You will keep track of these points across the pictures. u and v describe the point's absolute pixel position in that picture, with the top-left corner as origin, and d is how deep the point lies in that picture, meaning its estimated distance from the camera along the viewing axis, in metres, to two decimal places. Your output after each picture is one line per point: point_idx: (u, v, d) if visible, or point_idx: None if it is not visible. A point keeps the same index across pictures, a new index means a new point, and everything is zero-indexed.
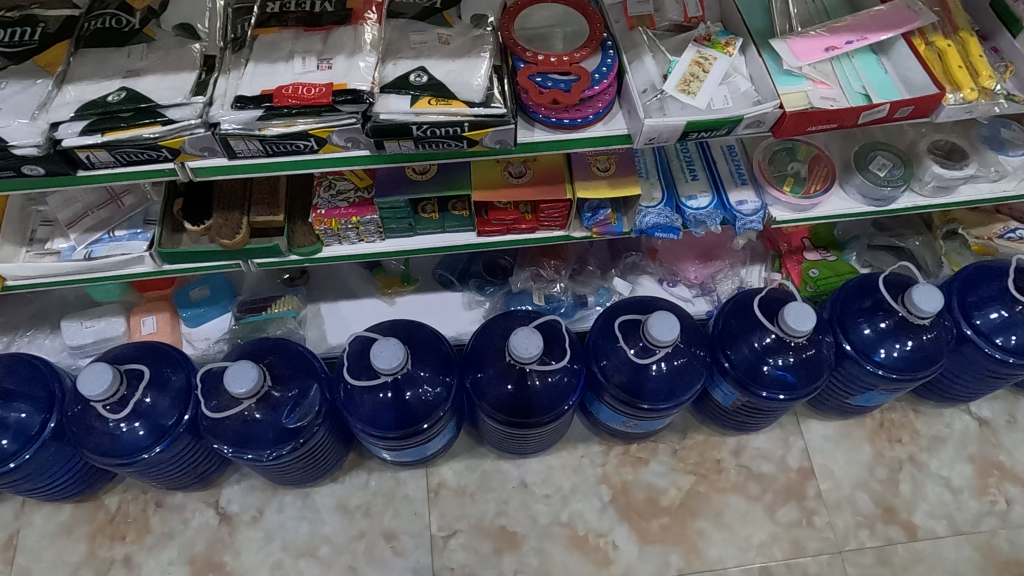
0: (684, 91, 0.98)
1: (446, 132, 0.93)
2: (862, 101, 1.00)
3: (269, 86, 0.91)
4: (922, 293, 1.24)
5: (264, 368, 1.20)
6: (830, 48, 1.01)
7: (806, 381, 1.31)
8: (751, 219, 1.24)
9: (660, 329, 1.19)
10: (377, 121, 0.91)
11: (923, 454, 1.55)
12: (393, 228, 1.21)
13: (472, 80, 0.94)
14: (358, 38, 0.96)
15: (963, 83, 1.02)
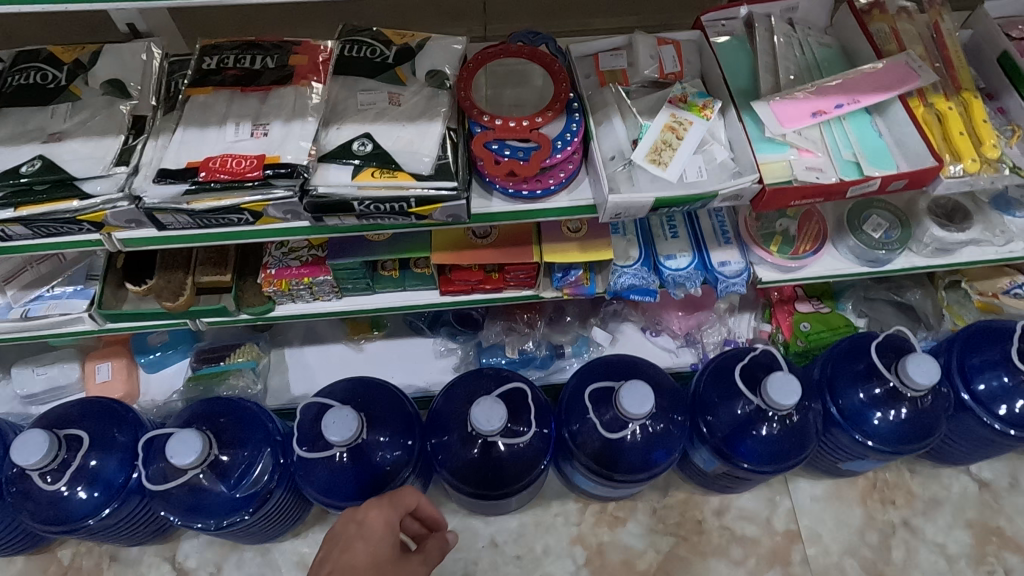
0: (655, 161, 0.89)
1: (391, 207, 0.86)
2: (853, 172, 0.92)
3: (196, 157, 0.83)
4: (917, 364, 1.15)
5: (210, 435, 1.13)
6: (818, 112, 0.92)
7: (791, 451, 1.23)
8: (735, 281, 1.15)
9: (632, 401, 1.12)
10: (315, 196, 0.83)
11: (917, 518, 1.47)
12: (349, 287, 1.13)
13: (422, 150, 0.87)
14: (299, 100, 0.88)
15: (964, 152, 0.92)
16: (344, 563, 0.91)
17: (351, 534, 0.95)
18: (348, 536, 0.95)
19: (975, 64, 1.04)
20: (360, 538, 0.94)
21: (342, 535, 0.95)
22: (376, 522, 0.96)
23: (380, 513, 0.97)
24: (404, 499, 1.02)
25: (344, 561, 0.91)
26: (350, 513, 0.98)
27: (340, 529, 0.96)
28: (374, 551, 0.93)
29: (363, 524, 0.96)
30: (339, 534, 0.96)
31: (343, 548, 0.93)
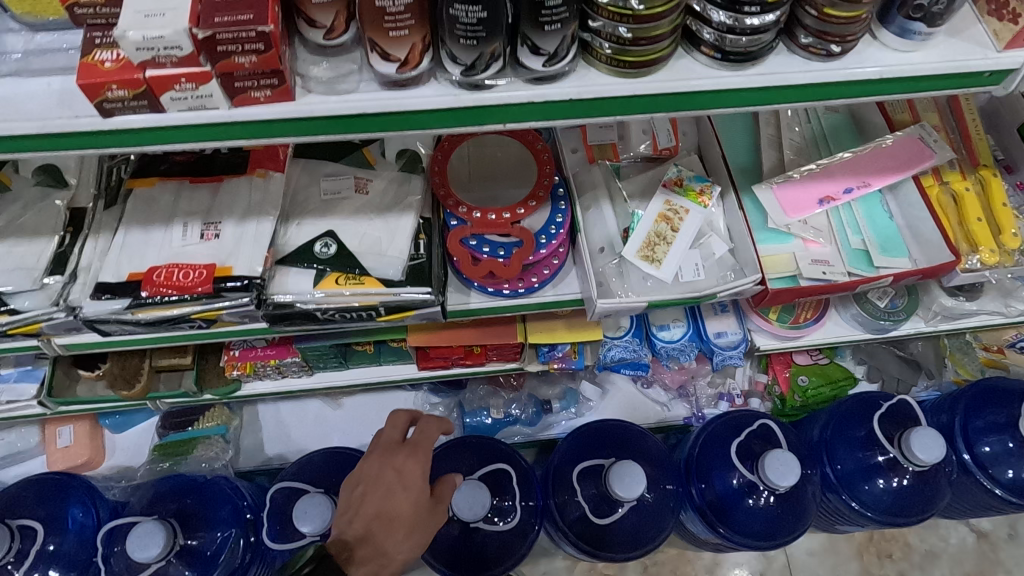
0: (647, 258, 0.81)
1: (359, 314, 0.79)
2: (862, 262, 0.86)
3: (139, 268, 0.74)
4: (921, 440, 1.10)
5: (173, 524, 1.05)
6: (826, 199, 0.84)
7: (787, 522, 1.17)
8: (731, 353, 1.09)
9: (620, 479, 1.06)
10: (273, 306, 0.76)
11: (914, 571, 1.43)
12: (321, 365, 1.05)
13: (390, 249, 0.78)
14: (254, 193, 0.79)
15: (982, 240, 0.86)
16: (384, 515, 0.86)
17: (386, 481, 0.88)
18: (383, 483, 0.88)
19: (992, 131, 0.97)
20: (398, 488, 0.87)
21: (377, 481, 0.88)
22: (412, 470, 0.88)
23: (414, 461, 0.89)
24: (428, 432, 0.92)
25: (384, 514, 0.86)
26: (384, 453, 0.90)
27: (372, 471, 0.89)
28: (412, 501, 0.87)
29: (399, 472, 0.88)
30: (371, 477, 0.88)
31: (381, 495, 0.87)
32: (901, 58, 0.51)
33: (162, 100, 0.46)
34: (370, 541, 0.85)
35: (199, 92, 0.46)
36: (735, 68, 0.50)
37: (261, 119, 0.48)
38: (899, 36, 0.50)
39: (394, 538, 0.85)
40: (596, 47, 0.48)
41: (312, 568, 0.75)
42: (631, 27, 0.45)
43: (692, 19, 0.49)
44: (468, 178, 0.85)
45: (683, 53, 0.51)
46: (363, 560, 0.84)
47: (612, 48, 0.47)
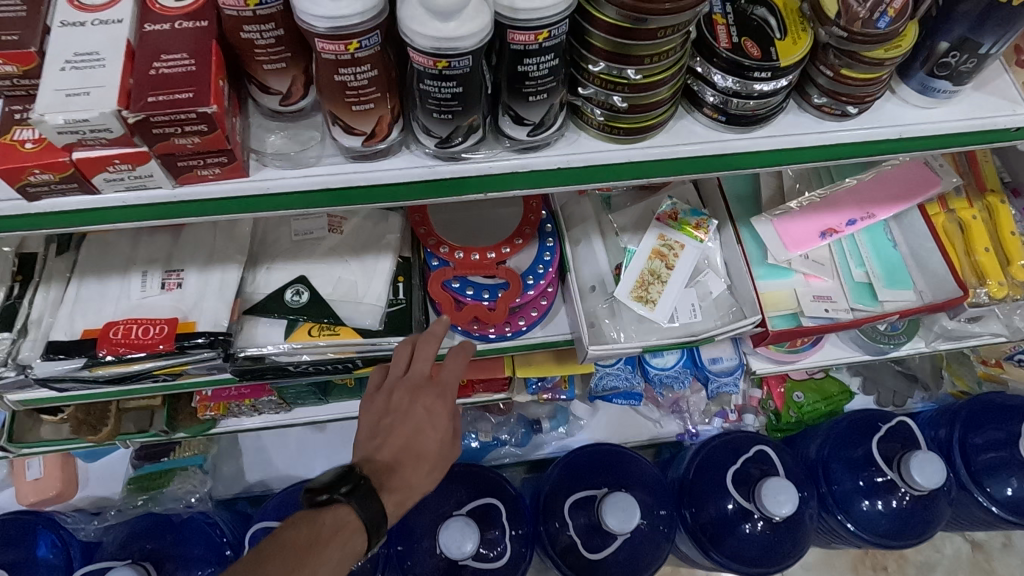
0: (641, 298, 0.77)
1: (334, 365, 0.74)
2: (866, 295, 0.82)
3: (94, 323, 0.69)
4: (920, 465, 1.07)
5: (145, 564, 0.99)
6: (827, 231, 0.79)
7: (783, 547, 1.14)
8: (726, 380, 1.05)
9: (613, 510, 1.03)
10: (240, 360, 0.70)
11: None
12: (299, 401, 1.00)
13: (365, 296, 0.73)
14: (218, 237, 0.73)
15: (991, 272, 0.82)
16: (412, 448, 0.64)
17: (416, 417, 0.65)
18: (412, 417, 0.65)
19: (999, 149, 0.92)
20: (427, 425, 0.65)
21: (403, 414, 0.65)
22: (445, 405, 0.67)
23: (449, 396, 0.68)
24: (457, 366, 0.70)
25: (415, 450, 0.64)
26: (414, 381, 0.67)
27: (397, 401, 0.66)
28: (441, 441, 0.66)
29: (431, 411, 0.66)
30: (397, 409, 0.65)
31: (411, 430, 0.65)
32: (919, 117, 0.47)
33: (95, 182, 0.40)
34: (395, 476, 0.63)
35: (137, 172, 0.40)
36: (739, 131, 0.45)
37: (212, 198, 0.43)
38: (921, 93, 0.47)
39: (420, 477, 0.64)
40: (587, 112, 0.42)
41: (350, 490, 0.59)
42: (628, 95, 0.40)
43: (692, 80, 0.44)
44: (449, 215, 0.79)
45: (682, 112, 0.46)
46: (390, 493, 0.62)
47: (604, 114, 0.42)
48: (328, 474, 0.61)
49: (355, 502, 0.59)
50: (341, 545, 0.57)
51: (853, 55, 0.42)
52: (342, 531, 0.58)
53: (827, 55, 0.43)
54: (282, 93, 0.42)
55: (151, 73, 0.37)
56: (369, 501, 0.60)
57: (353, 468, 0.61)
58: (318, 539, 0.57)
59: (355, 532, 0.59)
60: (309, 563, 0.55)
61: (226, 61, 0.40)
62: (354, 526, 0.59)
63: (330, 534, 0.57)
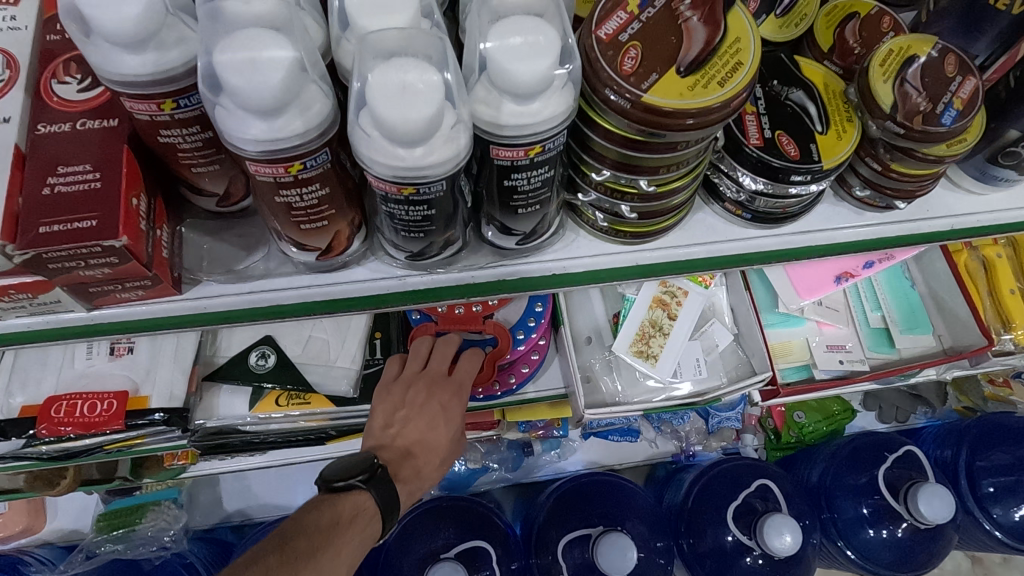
0: (641, 353, 0.70)
1: (306, 433, 0.67)
2: (883, 343, 0.76)
3: (35, 397, 0.62)
4: (927, 497, 1.02)
5: None
6: (843, 276, 0.72)
7: None
8: (728, 415, 1.00)
9: (608, 550, 0.98)
10: (200, 435, 0.64)
11: None
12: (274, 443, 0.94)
13: (339, 359, 0.66)
14: None
15: (1016, 316, 0.76)
16: (421, 441, 0.63)
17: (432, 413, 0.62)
18: (427, 413, 0.62)
19: None
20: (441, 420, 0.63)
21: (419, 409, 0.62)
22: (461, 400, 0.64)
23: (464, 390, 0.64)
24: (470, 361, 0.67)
25: (427, 444, 0.63)
26: (433, 377, 0.63)
27: (414, 395, 0.62)
28: (450, 434, 0.64)
29: (446, 409, 0.63)
30: (413, 403, 0.62)
31: (426, 425, 0.62)
32: (973, 207, 0.49)
33: None
34: (406, 467, 0.61)
35: (41, 300, 0.33)
36: (768, 227, 0.44)
37: (138, 318, 0.36)
38: (978, 179, 0.48)
39: (426, 468, 0.64)
40: (586, 213, 0.39)
41: (368, 476, 0.55)
42: (636, 206, 0.37)
43: (714, 173, 0.42)
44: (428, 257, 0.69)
45: (700, 204, 0.44)
46: (403, 484, 0.61)
47: (607, 219, 0.38)
48: (339, 464, 0.56)
49: (374, 488, 0.55)
50: (360, 527, 0.52)
51: (905, 151, 0.42)
52: (361, 516, 0.53)
53: (875, 147, 0.43)
54: (218, 194, 0.36)
55: (44, 193, 0.30)
56: (386, 488, 0.56)
57: (368, 457, 0.57)
58: (340, 520, 0.51)
59: (373, 518, 0.54)
60: (333, 542, 0.49)
61: (145, 165, 0.33)
62: (372, 512, 0.54)
63: (350, 517, 0.52)
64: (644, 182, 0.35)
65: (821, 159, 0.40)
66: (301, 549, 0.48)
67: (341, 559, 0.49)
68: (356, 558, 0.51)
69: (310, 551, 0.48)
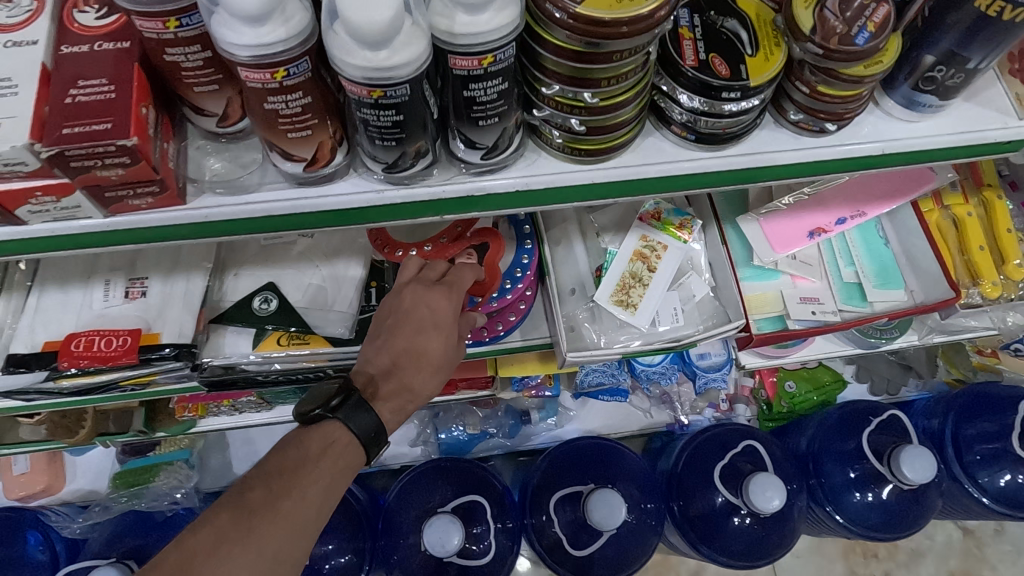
0: (621, 302, 0.74)
1: (305, 374, 0.71)
2: (855, 297, 0.79)
3: (56, 334, 0.67)
4: (911, 459, 1.05)
5: (127, 563, 1.00)
6: (816, 231, 0.77)
7: (771, 539, 1.14)
8: (715, 375, 1.04)
9: (598, 506, 1.02)
10: (207, 372, 0.69)
11: (899, 570, 1.42)
12: (279, 400, 0.99)
13: (337, 304, 0.71)
14: (182, 244, 0.71)
15: (983, 271, 0.79)
16: (412, 347, 0.63)
17: (420, 315, 0.63)
18: (415, 318, 0.63)
19: None
20: (428, 324, 0.63)
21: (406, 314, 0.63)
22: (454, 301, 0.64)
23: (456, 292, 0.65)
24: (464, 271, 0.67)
25: (416, 352, 0.63)
26: (419, 284, 0.64)
27: (403, 300, 0.64)
28: (448, 336, 0.64)
29: (436, 312, 0.63)
30: (401, 308, 0.63)
31: (413, 332, 0.63)
32: (905, 131, 0.52)
33: (18, 212, 0.38)
34: (397, 372, 0.62)
35: (63, 204, 0.38)
36: (711, 148, 0.48)
37: (148, 226, 0.41)
38: (905, 107, 0.52)
39: (423, 377, 0.63)
40: (545, 132, 0.44)
41: (338, 404, 0.58)
42: (584, 119, 0.41)
43: (660, 97, 0.47)
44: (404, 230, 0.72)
45: (650, 129, 0.48)
46: (386, 402, 0.61)
47: (563, 136, 0.43)
48: (315, 395, 0.59)
49: (344, 418, 0.58)
50: (329, 459, 0.56)
51: (830, 74, 0.46)
52: (329, 451, 0.56)
53: (803, 72, 0.47)
54: (218, 115, 0.41)
55: (66, 101, 0.35)
56: (358, 416, 0.58)
57: (345, 382, 0.59)
58: (307, 458, 0.55)
59: (347, 447, 0.57)
60: (293, 486, 0.54)
61: (153, 82, 0.38)
62: (342, 443, 0.57)
63: (319, 452, 0.56)
64: (588, 95, 0.40)
65: (749, 77, 0.44)
66: (260, 499, 0.53)
67: (306, 495, 0.54)
68: (327, 490, 0.55)
69: (268, 498, 0.53)
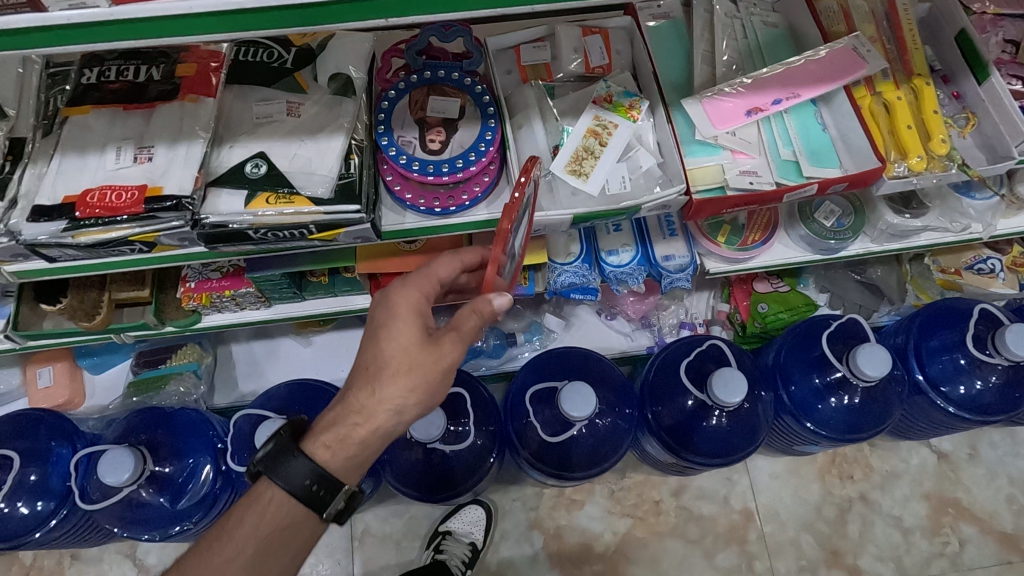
0: (575, 172, 0.83)
1: (290, 233, 0.80)
2: (791, 172, 0.86)
3: (74, 190, 0.76)
4: (868, 355, 1.11)
5: (143, 449, 1.10)
6: (754, 110, 0.85)
7: (740, 440, 1.21)
8: (679, 276, 1.11)
9: (573, 402, 1.09)
10: (206, 228, 0.77)
11: (874, 491, 1.47)
12: (277, 296, 1.08)
13: (320, 169, 0.79)
14: (185, 118, 0.80)
15: (910, 148, 0.86)
16: (378, 348, 0.76)
17: (381, 317, 0.78)
18: (376, 321, 0.78)
19: (932, 41, 0.96)
20: (384, 323, 0.77)
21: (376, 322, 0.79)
22: (410, 300, 0.78)
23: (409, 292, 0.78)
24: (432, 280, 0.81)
25: (373, 352, 0.76)
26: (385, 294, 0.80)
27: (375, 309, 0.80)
28: (406, 335, 0.75)
29: (390, 312, 0.77)
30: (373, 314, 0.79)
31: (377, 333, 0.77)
32: None
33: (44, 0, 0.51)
34: (367, 388, 0.76)
35: None
36: None
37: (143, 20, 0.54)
38: None
39: (386, 382, 0.75)
40: None
41: (269, 455, 0.79)
42: None
43: None
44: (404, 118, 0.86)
45: None
46: (330, 438, 0.78)
47: None
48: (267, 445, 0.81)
49: (272, 469, 0.78)
50: (262, 518, 0.78)
51: None
52: (260, 502, 0.78)
53: None
54: None
55: None
56: (282, 466, 0.78)
57: (280, 432, 0.80)
58: (246, 510, 0.78)
59: (273, 497, 0.78)
60: (228, 534, 0.77)
61: None
62: (270, 494, 0.78)
63: (256, 502, 0.78)
64: None
65: None
66: (212, 546, 0.77)
67: (237, 541, 0.76)
68: (252, 537, 0.77)
69: (217, 545, 0.77)
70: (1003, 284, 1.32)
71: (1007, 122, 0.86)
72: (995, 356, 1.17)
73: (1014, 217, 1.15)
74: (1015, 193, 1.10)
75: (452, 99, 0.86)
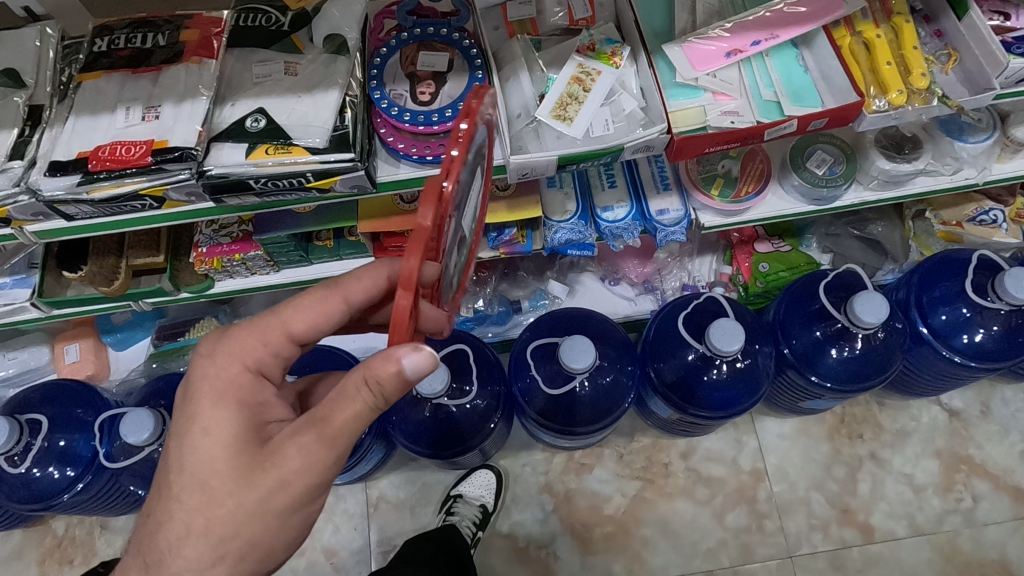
0: (560, 117, 0.88)
1: (290, 183, 0.84)
2: (773, 112, 0.87)
3: (87, 146, 0.82)
4: (866, 302, 1.12)
5: (162, 411, 1.15)
6: (732, 52, 0.88)
7: (743, 393, 1.23)
8: (674, 230, 1.13)
9: (574, 356, 1.10)
10: (209, 178, 0.82)
11: (885, 450, 1.47)
12: (284, 259, 1.13)
13: (316, 120, 0.83)
14: (190, 78, 0.85)
15: (890, 84, 0.87)
16: (184, 462, 0.69)
17: (191, 409, 0.71)
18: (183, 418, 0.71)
19: None
20: (195, 393, 0.72)
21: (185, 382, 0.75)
22: (228, 370, 0.73)
23: (226, 361, 0.74)
24: (275, 342, 0.78)
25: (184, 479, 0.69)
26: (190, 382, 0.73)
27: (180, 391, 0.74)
28: (217, 422, 0.70)
29: (197, 408, 0.71)
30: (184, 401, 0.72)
31: (180, 410, 0.72)
32: None
33: None
34: (165, 524, 0.69)
35: None
36: None
37: None
38: None
39: (179, 486, 0.69)
40: None
41: None
42: None
43: None
44: (398, 73, 0.91)
45: None
46: None
47: None
48: None
49: None
50: None
51: None
52: None
53: None
54: None
55: None
56: None
57: None
58: None
59: None
60: None
61: None
62: None
63: None
64: None
65: None
66: None
67: None
68: None
69: None
70: (1005, 234, 1.32)
71: (988, 56, 0.86)
72: (997, 302, 1.17)
73: (1012, 160, 1.14)
74: (1008, 136, 1.08)
75: (441, 54, 0.92)
